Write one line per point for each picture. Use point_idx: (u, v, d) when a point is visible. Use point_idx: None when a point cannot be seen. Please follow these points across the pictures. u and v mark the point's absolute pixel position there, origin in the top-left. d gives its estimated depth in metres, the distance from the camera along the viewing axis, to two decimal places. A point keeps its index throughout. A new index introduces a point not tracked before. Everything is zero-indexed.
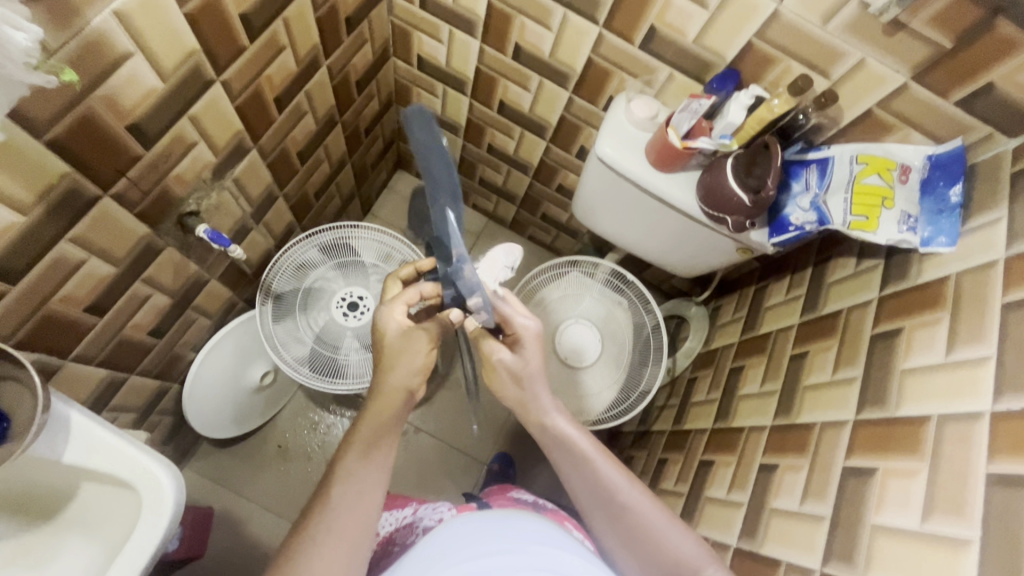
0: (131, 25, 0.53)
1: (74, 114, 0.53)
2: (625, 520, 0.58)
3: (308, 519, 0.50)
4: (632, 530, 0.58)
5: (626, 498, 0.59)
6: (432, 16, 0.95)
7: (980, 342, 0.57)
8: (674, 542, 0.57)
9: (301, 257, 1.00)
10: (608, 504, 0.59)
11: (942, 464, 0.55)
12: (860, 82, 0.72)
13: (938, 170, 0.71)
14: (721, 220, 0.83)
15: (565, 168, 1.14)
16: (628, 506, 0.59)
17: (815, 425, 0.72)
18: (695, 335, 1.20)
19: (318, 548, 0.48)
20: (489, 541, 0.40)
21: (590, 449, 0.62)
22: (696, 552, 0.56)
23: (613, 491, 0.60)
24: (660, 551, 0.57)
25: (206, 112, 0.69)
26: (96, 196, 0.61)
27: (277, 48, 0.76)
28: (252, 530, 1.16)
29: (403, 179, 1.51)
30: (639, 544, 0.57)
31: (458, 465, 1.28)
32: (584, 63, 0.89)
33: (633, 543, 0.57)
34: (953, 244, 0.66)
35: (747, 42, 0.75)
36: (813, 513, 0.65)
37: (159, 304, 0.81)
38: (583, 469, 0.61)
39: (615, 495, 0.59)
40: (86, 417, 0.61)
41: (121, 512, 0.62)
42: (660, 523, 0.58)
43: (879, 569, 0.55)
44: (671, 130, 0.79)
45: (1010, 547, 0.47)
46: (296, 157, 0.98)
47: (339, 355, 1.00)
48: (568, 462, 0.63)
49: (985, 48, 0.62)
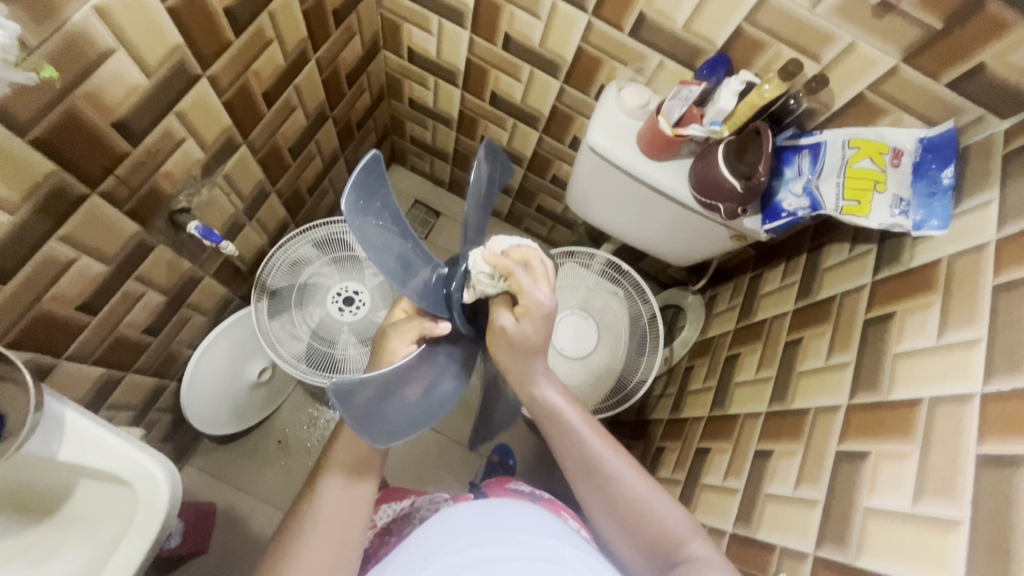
0: (112, 20, 0.53)
1: (57, 112, 0.53)
2: (608, 489, 0.60)
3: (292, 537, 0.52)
4: (617, 499, 0.59)
5: (612, 469, 0.60)
6: (421, 7, 0.94)
7: (971, 324, 0.57)
8: (660, 514, 0.58)
9: (296, 253, 1.00)
10: (592, 472, 0.60)
11: (934, 447, 0.55)
12: (852, 65, 0.72)
13: (931, 153, 0.70)
14: (713, 207, 0.82)
15: (558, 158, 1.14)
16: (612, 477, 0.60)
17: (809, 412, 0.72)
18: (691, 325, 1.21)
19: (302, 546, 0.52)
20: (475, 533, 0.40)
21: (576, 420, 0.62)
22: (682, 526, 0.57)
23: (597, 461, 0.60)
24: (647, 525, 0.58)
25: (193, 108, 0.69)
26: (84, 194, 0.61)
27: (263, 42, 0.75)
28: (253, 525, 1.17)
29: (397, 173, 1.51)
30: (622, 512, 0.59)
31: (457, 457, 1.29)
32: (574, 52, 0.88)
33: (619, 512, 0.59)
34: (945, 227, 0.66)
35: (736, 28, 0.74)
36: (807, 498, 0.66)
37: (153, 302, 0.81)
38: (570, 441, 0.61)
39: (601, 466, 0.60)
40: (80, 415, 0.61)
41: (116, 510, 0.62)
42: (644, 493, 0.59)
43: (871, 553, 0.56)
44: (662, 118, 0.79)
45: (1000, 529, 0.47)
46: (287, 153, 0.97)
47: (336, 350, 0.99)
48: (553, 429, 0.62)
49: (974, 29, 0.61)
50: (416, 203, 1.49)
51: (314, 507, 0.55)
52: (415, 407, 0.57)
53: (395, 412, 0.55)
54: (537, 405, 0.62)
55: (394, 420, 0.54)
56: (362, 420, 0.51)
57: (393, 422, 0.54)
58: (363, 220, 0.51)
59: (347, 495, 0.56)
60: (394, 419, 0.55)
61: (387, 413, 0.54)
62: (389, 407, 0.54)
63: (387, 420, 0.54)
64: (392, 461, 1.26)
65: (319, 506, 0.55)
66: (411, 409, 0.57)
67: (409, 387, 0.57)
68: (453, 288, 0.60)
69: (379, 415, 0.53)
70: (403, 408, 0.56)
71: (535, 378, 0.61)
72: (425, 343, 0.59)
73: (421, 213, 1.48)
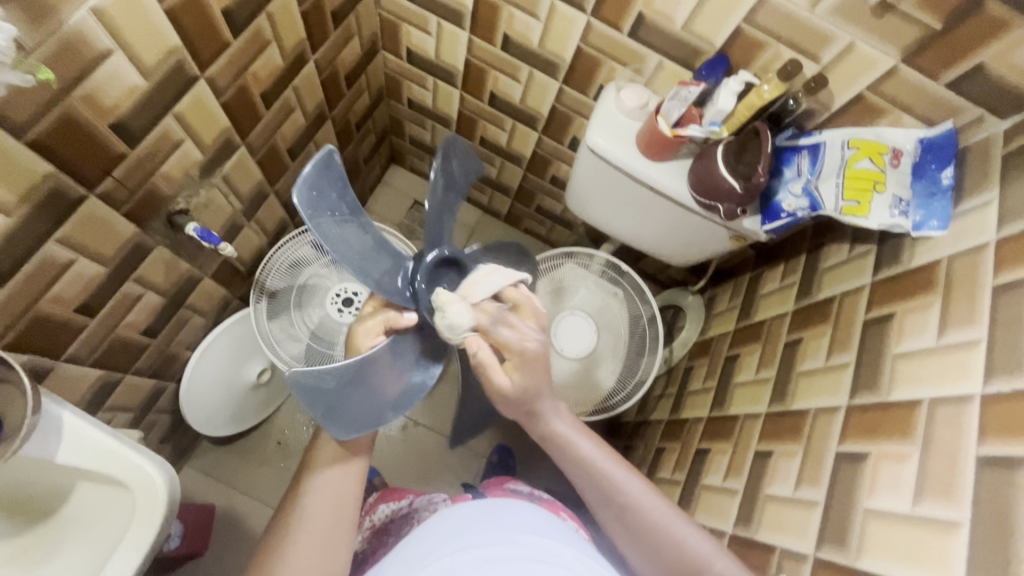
0: (109, 21, 0.53)
1: (54, 113, 0.53)
2: (627, 518, 0.61)
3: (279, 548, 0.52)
4: (636, 525, 0.61)
5: (628, 496, 0.62)
6: (419, 8, 0.94)
7: (972, 324, 0.57)
8: (679, 536, 0.59)
9: (296, 253, 1.00)
10: (610, 502, 0.62)
11: (933, 448, 0.55)
12: (851, 65, 0.71)
13: (930, 153, 0.70)
14: (713, 207, 0.83)
15: (557, 159, 1.14)
16: (629, 505, 0.61)
17: (808, 412, 0.72)
18: (691, 326, 1.20)
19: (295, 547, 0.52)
20: (472, 533, 0.39)
21: (589, 450, 0.64)
22: (707, 549, 0.58)
23: (613, 489, 0.62)
24: (669, 549, 0.59)
25: (191, 109, 0.69)
26: (81, 196, 0.60)
27: (261, 43, 0.75)
28: (252, 526, 1.17)
29: (396, 174, 1.51)
30: (644, 540, 0.60)
31: (456, 458, 1.29)
32: (572, 52, 0.88)
33: (640, 540, 0.60)
34: (945, 227, 0.66)
35: (735, 28, 0.74)
36: (807, 499, 0.66)
37: (151, 303, 0.81)
38: (583, 470, 0.64)
39: (616, 494, 0.62)
40: (79, 417, 0.61)
41: (114, 513, 0.62)
42: (664, 518, 0.60)
43: (871, 554, 0.56)
44: (662, 119, 0.79)
45: (1001, 531, 0.47)
46: (286, 154, 0.97)
47: (334, 351, 0.98)
48: (569, 463, 0.65)
49: (972, 29, 0.61)
50: (415, 204, 1.48)
51: (312, 508, 0.55)
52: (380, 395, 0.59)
53: (355, 399, 0.57)
54: (549, 442, 0.65)
55: (356, 406, 0.57)
56: (328, 412, 0.55)
57: (355, 408, 0.57)
58: (318, 214, 0.52)
59: (342, 498, 0.56)
60: (355, 405, 0.57)
61: (358, 404, 0.57)
62: (361, 398, 0.58)
63: (348, 405, 0.56)
64: (391, 463, 1.26)
65: (315, 507, 0.55)
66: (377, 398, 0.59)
67: (381, 372, 0.59)
68: (419, 286, 0.61)
69: (348, 406, 0.56)
70: (368, 396, 0.58)
71: (545, 414, 0.64)
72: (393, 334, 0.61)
73: (420, 214, 1.48)
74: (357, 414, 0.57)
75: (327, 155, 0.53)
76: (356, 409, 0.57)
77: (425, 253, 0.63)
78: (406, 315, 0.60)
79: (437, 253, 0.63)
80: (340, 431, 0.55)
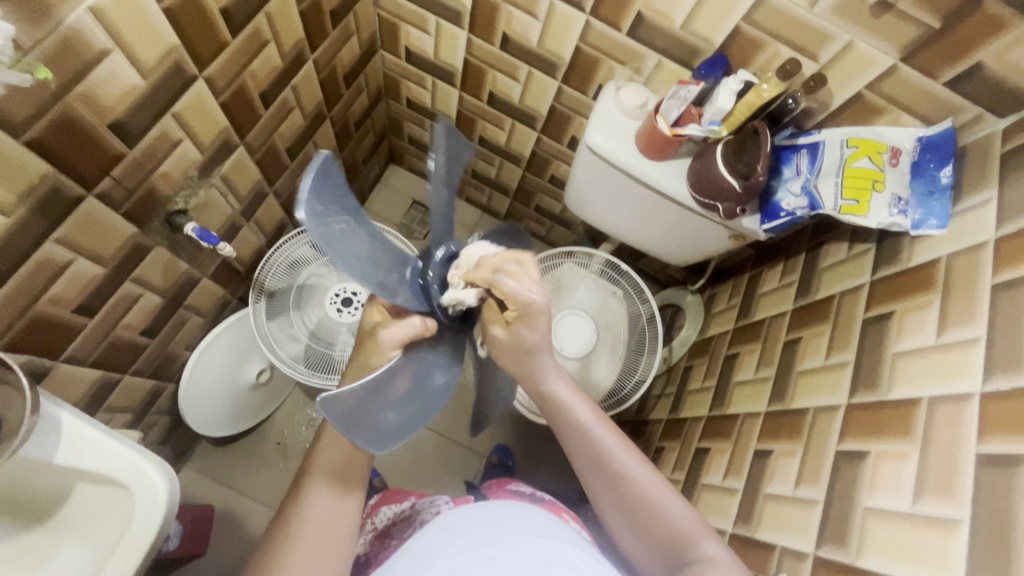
0: (106, 20, 0.53)
1: (52, 113, 0.53)
2: (618, 486, 0.61)
3: (282, 553, 0.52)
4: (627, 496, 0.60)
5: (621, 465, 0.62)
6: (419, 8, 0.94)
7: (970, 323, 0.57)
8: (670, 511, 0.59)
9: (294, 254, 1.00)
10: (603, 470, 0.62)
11: (933, 446, 0.55)
12: (849, 65, 0.72)
13: (928, 152, 0.70)
14: (712, 207, 0.82)
15: (556, 159, 1.14)
16: (622, 474, 0.61)
17: (808, 411, 0.72)
18: (691, 324, 1.20)
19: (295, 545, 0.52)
20: (477, 535, 0.39)
21: (587, 417, 0.64)
22: (691, 524, 0.58)
23: (607, 456, 0.62)
24: (657, 520, 0.59)
25: (190, 109, 0.69)
26: (80, 196, 0.60)
27: (260, 43, 0.75)
28: (252, 527, 1.17)
29: (395, 174, 1.51)
30: (633, 509, 0.60)
31: (456, 458, 1.28)
32: (572, 51, 0.88)
33: (628, 508, 0.60)
34: (944, 226, 0.66)
35: (734, 27, 0.74)
36: (807, 497, 0.66)
37: (150, 304, 0.81)
38: (580, 435, 0.63)
39: (610, 461, 0.62)
40: (77, 418, 0.61)
41: (113, 514, 0.62)
42: (657, 491, 0.60)
43: (871, 552, 0.56)
44: (660, 118, 0.79)
45: (1001, 530, 0.47)
46: (285, 154, 0.97)
47: (334, 351, 0.99)
48: (567, 429, 0.64)
49: (972, 28, 0.61)
50: (414, 204, 1.48)
51: (313, 509, 0.55)
52: (396, 398, 0.57)
53: (375, 412, 0.55)
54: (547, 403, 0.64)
55: (377, 418, 0.55)
56: (347, 422, 0.53)
57: (376, 421, 0.55)
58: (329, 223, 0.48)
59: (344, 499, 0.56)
60: (376, 419, 0.55)
61: (377, 414, 0.56)
62: (378, 409, 0.56)
63: (369, 421, 0.55)
64: (391, 463, 1.26)
65: (317, 514, 0.55)
66: (395, 405, 0.57)
67: (396, 382, 0.57)
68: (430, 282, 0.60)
69: (367, 417, 0.55)
70: (386, 406, 0.56)
71: (547, 376, 0.63)
72: (407, 349, 0.59)
73: (419, 214, 1.48)
74: (380, 426, 0.56)
75: (325, 158, 0.48)
76: (379, 421, 0.56)
77: (433, 249, 0.61)
78: (430, 321, 0.59)
79: (446, 249, 0.62)
80: (358, 442, 0.54)
